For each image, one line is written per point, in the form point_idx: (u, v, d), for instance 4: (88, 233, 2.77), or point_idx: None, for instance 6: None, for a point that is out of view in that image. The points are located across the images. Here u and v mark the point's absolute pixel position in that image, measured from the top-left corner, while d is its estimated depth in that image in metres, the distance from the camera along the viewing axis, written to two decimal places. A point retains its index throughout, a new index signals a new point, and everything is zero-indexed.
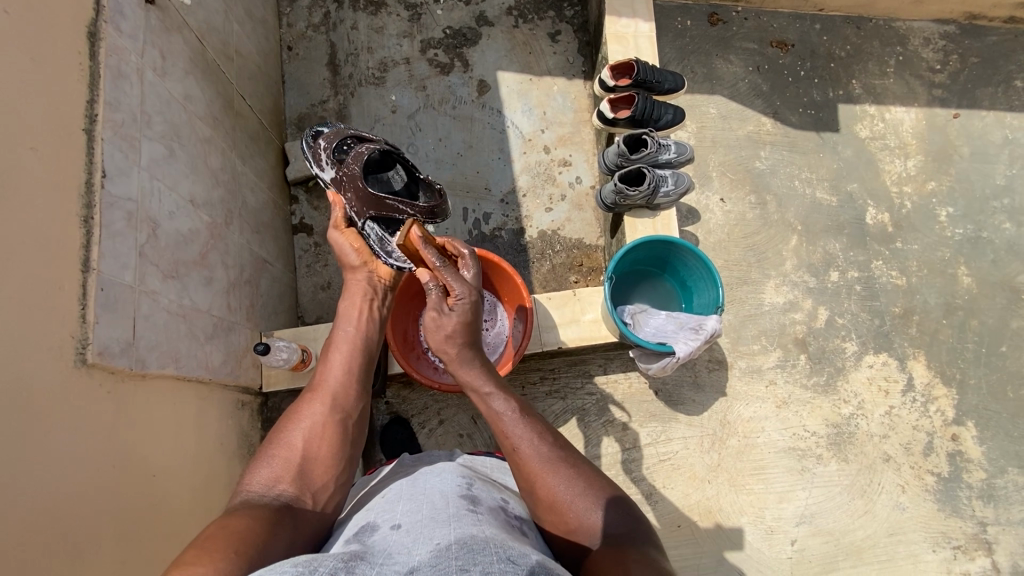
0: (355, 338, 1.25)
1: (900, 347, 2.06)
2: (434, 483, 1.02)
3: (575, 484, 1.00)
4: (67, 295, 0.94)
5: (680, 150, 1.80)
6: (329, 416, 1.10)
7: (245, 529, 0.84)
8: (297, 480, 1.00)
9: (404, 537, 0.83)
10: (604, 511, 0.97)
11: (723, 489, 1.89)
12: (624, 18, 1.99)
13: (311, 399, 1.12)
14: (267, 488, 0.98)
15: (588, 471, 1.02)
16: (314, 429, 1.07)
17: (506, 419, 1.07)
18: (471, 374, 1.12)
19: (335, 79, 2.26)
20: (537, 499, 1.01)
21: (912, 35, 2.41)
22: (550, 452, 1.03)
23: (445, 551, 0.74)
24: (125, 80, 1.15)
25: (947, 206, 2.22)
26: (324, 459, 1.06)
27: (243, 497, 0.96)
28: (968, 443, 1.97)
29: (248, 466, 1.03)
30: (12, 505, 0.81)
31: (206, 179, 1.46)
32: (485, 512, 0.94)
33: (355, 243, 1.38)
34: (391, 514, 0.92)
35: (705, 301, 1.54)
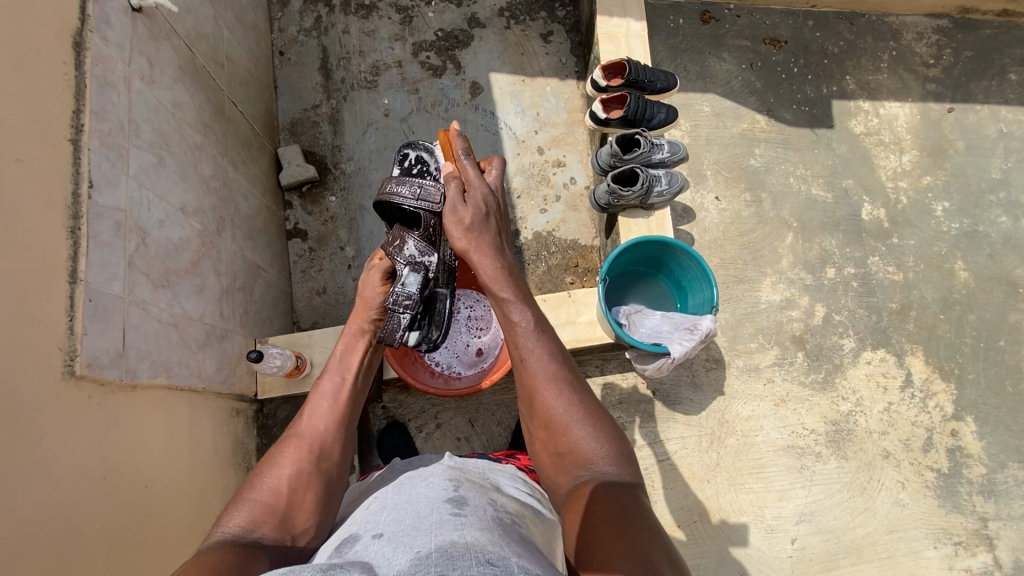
0: (344, 389, 1.24)
1: (898, 343, 2.05)
2: (418, 488, 1.01)
3: (580, 422, 1.05)
4: (54, 306, 0.94)
5: (673, 149, 1.79)
6: (313, 463, 1.10)
7: (225, 564, 0.84)
8: (278, 524, 0.98)
9: (384, 547, 0.82)
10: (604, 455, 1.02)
11: (722, 488, 1.88)
12: (615, 18, 1.98)
13: (294, 446, 1.12)
14: (244, 531, 0.96)
15: (595, 412, 1.08)
16: (298, 474, 1.07)
17: (523, 325, 1.16)
18: (484, 266, 1.21)
19: (327, 83, 2.25)
20: (562, 454, 1.05)
21: (905, 29, 2.40)
22: (580, 405, 1.08)
23: (424, 558, 0.74)
24: (112, 89, 1.15)
25: (943, 201, 2.21)
26: (307, 505, 1.03)
27: (219, 537, 0.93)
28: (967, 438, 1.96)
29: (225, 509, 1.01)
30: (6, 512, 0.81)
31: (196, 187, 1.45)
32: (471, 509, 0.92)
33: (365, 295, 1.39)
34: (374, 525, 0.91)
35: (699, 301, 1.53)
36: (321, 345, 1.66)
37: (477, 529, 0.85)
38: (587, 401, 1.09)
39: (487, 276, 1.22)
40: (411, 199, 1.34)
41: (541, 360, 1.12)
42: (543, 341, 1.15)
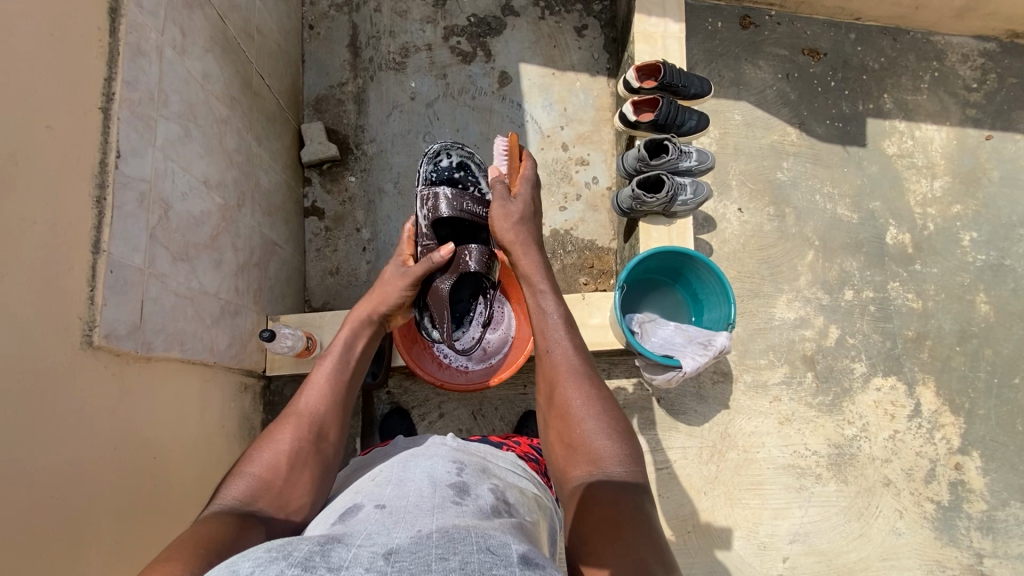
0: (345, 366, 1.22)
1: (909, 372, 2.02)
2: (421, 465, 0.97)
3: (591, 405, 1.11)
4: (76, 276, 0.94)
5: (702, 158, 1.75)
6: (310, 441, 1.06)
7: (218, 530, 0.84)
8: (273, 500, 0.96)
9: (386, 519, 0.79)
10: (612, 443, 1.07)
11: (719, 502, 1.88)
12: (653, 17, 1.94)
13: (294, 422, 1.08)
14: (242, 503, 0.94)
15: (609, 402, 1.13)
16: (296, 453, 1.03)
17: (554, 323, 1.26)
18: (530, 262, 1.35)
19: (355, 62, 2.23)
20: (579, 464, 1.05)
21: (949, 50, 2.33)
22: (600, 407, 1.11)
23: (425, 537, 0.71)
24: (144, 57, 1.14)
25: (972, 231, 2.16)
26: (303, 484, 1.01)
27: (216, 509, 0.92)
28: (971, 473, 1.95)
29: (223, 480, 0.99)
30: (22, 470, 0.83)
31: (220, 161, 1.45)
32: (472, 496, 0.89)
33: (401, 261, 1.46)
34: (377, 496, 0.88)
35: (716, 316, 1.50)
36: (332, 326, 1.66)
37: (479, 518, 0.81)
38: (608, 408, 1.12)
39: (530, 265, 1.35)
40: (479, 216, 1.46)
41: (567, 368, 1.18)
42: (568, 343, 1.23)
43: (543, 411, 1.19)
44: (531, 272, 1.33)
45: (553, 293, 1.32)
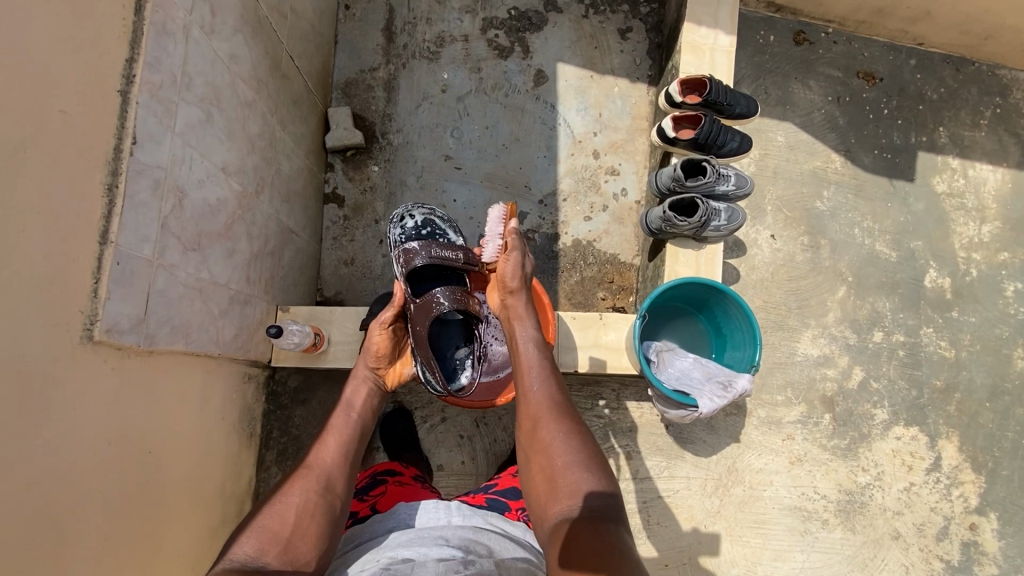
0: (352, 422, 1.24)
1: (933, 423, 1.94)
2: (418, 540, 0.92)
3: (570, 439, 1.11)
4: (81, 267, 0.90)
5: (740, 182, 1.67)
6: (319, 491, 1.05)
7: None
8: (283, 552, 0.93)
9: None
10: (590, 477, 1.05)
11: (719, 537, 1.83)
12: (703, 27, 1.84)
13: (303, 476, 1.08)
14: (251, 555, 0.92)
15: (586, 437, 1.12)
16: (305, 503, 1.02)
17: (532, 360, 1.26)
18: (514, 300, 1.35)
19: (389, 47, 2.16)
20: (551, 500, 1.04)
21: (1015, 86, 2.19)
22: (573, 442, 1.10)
23: None
24: (170, 38, 1.09)
25: (1016, 281, 2.05)
26: (313, 533, 0.98)
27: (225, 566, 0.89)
28: (986, 535, 1.87)
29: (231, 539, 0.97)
30: (16, 470, 0.80)
31: (241, 146, 1.41)
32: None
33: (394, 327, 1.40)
34: None
35: (739, 356, 1.42)
36: (341, 323, 1.63)
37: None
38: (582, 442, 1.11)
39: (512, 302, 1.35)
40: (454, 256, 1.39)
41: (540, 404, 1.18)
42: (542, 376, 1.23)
43: (523, 450, 1.17)
44: (512, 308, 1.34)
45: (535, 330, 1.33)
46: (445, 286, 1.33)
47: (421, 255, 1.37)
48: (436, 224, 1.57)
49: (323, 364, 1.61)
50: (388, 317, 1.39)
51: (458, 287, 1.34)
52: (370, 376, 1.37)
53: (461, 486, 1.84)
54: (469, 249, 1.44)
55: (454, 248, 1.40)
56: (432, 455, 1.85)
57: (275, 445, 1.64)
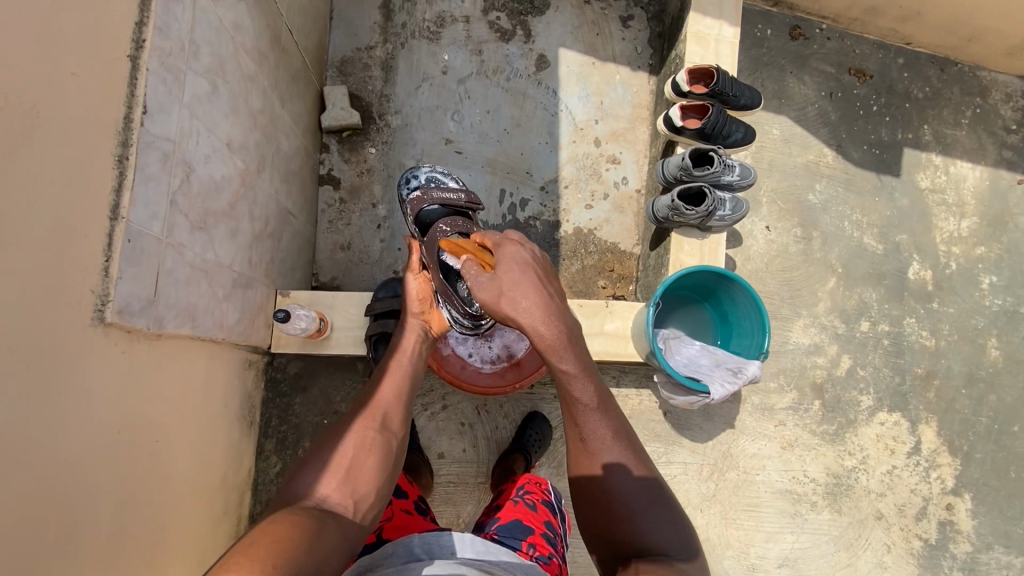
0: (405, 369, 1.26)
1: (914, 409, 2.02)
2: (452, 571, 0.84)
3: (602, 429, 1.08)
4: (92, 244, 0.85)
5: (744, 173, 1.69)
6: (377, 433, 1.10)
7: (290, 532, 0.81)
8: (343, 485, 0.99)
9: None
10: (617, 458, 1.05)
11: (713, 520, 1.88)
12: (709, 18, 1.85)
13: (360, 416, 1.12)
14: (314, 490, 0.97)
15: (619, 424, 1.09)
16: (362, 444, 1.06)
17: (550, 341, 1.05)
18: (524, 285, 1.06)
19: (386, 25, 2.09)
20: (587, 492, 1.05)
21: (994, 88, 2.29)
22: (616, 431, 1.08)
23: None
24: (178, 2, 1.02)
25: (992, 274, 2.15)
26: (369, 469, 1.04)
27: (288, 498, 0.96)
28: (960, 514, 1.97)
29: (292, 471, 1.03)
30: (25, 463, 0.76)
31: (244, 121, 1.34)
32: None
33: (422, 291, 1.39)
34: None
35: (746, 344, 1.45)
36: (345, 308, 1.58)
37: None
38: (620, 427, 1.09)
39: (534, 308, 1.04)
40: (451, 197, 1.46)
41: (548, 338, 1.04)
42: (580, 363, 1.07)
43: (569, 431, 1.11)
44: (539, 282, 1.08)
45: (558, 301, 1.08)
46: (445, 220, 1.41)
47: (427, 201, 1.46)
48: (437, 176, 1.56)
49: (327, 350, 1.57)
50: (416, 264, 1.42)
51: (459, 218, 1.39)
52: (415, 322, 1.36)
53: (462, 474, 1.83)
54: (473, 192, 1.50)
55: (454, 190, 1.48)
56: (433, 443, 1.84)
57: (273, 434, 1.60)
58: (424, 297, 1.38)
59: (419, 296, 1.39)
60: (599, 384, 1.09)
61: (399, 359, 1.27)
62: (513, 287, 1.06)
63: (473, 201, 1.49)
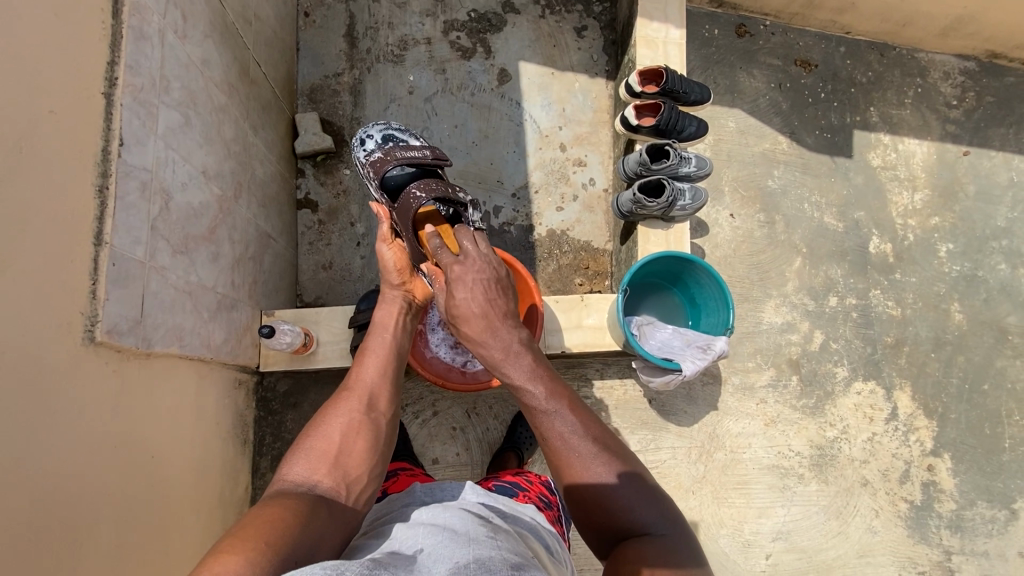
0: (390, 346, 1.27)
1: (888, 377, 2.11)
2: (455, 513, 0.93)
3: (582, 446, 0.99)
4: (78, 270, 0.91)
5: (700, 164, 1.78)
6: (364, 415, 1.12)
7: (285, 518, 0.84)
8: (334, 471, 1.01)
9: (424, 558, 0.77)
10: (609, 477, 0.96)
11: (706, 501, 1.93)
12: (655, 22, 1.96)
13: (346, 398, 1.14)
14: (304, 476, 0.99)
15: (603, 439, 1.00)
16: (350, 426, 1.08)
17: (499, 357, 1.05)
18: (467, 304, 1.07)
19: (352, 52, 2.18)
20: (566, 489, 0.99)
21: (933, 67, 2.42)
22: (600, 448, 0.99)
23: (463, 567, 0.72)
24: (147, 42, 1.09)
25: (948, 242, 2.26)
26: (359, 452, 1.06)
27: (280, 486, 0.97)
28: (942, 473, 2.04)
29: (283, 459, 1.03)
30: (26, 475, 0.81)
31: (218, 150, 1.41)
32: (506, 539, 0.88)
33: (398, 262, 1.40)
34: (413, 537, 0.84)
35: (714, 321, 1.57)
36: (329, 323, 1.63)
37: (513, 552, 0.83)
38: (601, 435, 1.00)
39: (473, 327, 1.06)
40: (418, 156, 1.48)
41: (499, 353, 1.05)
42: (530, 369, 1.04)
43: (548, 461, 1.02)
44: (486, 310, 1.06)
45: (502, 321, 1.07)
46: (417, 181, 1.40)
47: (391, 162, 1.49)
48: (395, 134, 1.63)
49: (314, 365, 1.62)
50: (386, 232, 1.42)
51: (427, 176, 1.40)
52: (396, 293, 1.38)
53: (457, 477, 1.87)
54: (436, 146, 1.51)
55: (418, 148, 1.50)
56: (426, 449, 1.87)
57: (268, 452, 1.63)
58: (402, 267, 1.40)
59: (397, 267, 1.40)
60: (567, 400, 1.03)
61: (380, 334, 1.29)
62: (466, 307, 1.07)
63: (440, 157, 1.50)
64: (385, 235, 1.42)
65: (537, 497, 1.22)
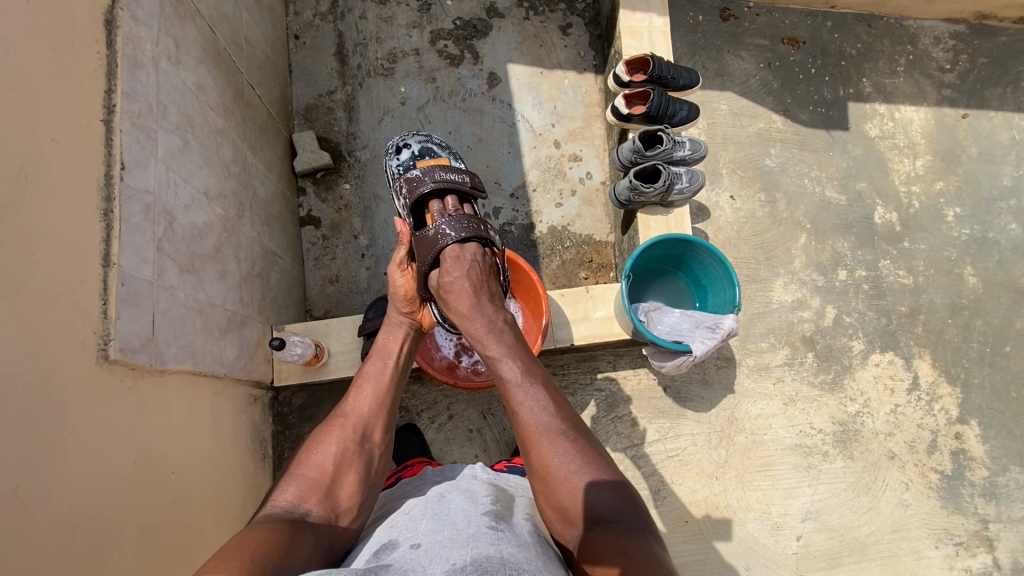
0: (388, 372, 1.29)
1: (906, 346, 2.07)
2: (457, 500, 1.02)
3: (549, 419, 1.07)
4: (88, 290, 0.94)
5: (695, 147, 1.78)
6: (357, 444, 1.16)
7: (269, 544, 0.88)
8: (323, 502, 1.05)
9: (421, 556, 0.84)
10: (574, 458, 1.04)
11: (730, 486, 1.90)
12: (638, 13, 1.97)
13: (341, 426, 1.17)
14: (293, 505, 1.03)
15: (572, 423, 1.08)
16: (343, 455, 1.13)
17: (482, 332, 1.15)
18: (457, 286, 1.17)
19: (343, 69, 2.22)
20: (532, 468, 1.06)
21: (922, 34, 2.40)
22: (566, 428, 1.07)
23: (460, 568, 0.78)
24: (142, 69, 1.13)
25: (955, 206, 2.23)
26: (350, 485, 1.11)
27: (269, 512, 1.01)
28: (970, 441, 2.00)
29: (276, 483, 1.09)
30: (50, 488, 0.83)
31: (219, 171, 1.44)
32: (508, 529, 0.93)
33: (409, 290, 1.36)
34: (413, 533, 0.92)
35: (721, 300, 1.58)
36: (338, 333, 1.65)
37: (512, 547, 0.87)
38: (568, 420, 1.08)
39: (462, 305, 1.16)
40: (454, 181, 1.41)
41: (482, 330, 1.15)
42: (509, 347, 1.14)
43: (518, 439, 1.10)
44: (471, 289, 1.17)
45: (486, 302, 1.17)
46: (449, 217, 1.25)
47: (426, 182, 1.40)
48: (434, 149, 1.65)
49: (327, 376, 1.63)
50: (403, 257, 1.38)
51: (472, 214, 1.27)
52: (404, 319, 1.37)
53: None
54: (475, 175, 1.46)
55: (458, 172, 1.43)
56: (445, 453, 1.87)
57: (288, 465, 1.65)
58: (411, 296, 1.36)
59: (406, 294, 1.37)
60: (542, 381, 1.12)
61: (380, 357, 1.31)
62: (456, 289, 1.17)
63: (477, 187, 1.44)
64: (399, 258, 1.37)
65: None
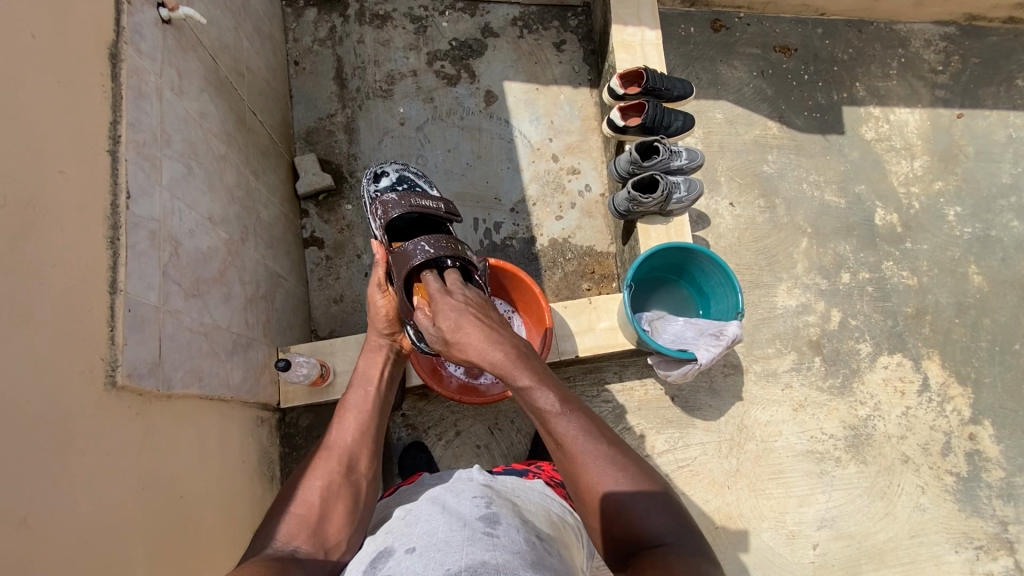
0: (368, 400, 1.31)
1: (913, 347, 2.06)
2: (454, 502, 1.01)
3: (580, 431, 1.05)
4: (96, 317, 0.95)
5: (692, 156, 1.80)
6: (343, 475, 1.16)
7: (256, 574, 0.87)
8: (313, 536, 1.04)
9: (416, 563, 0.84)
10: (614, 470, 1.01)
11: (744, 494, 1.88)
12: (630, 27, 2.01)
13: (325, 460, 1.18)
14: (286, 540, 1.03)
15: (606, 436, 1.06)
16: (330, 486, 1.13)
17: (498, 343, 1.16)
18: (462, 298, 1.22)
19: (343, 93, 2.26)
20: (569, 478, 1.04)
21: (913, 37, 2.43)
22: (601, 442, 1.04)
23: None
24: (146, 99, 1.16)
25: (955, 206, 2.23)
26: (340, 517, 1.09)
27: (263, 551, 1.00)
28: (985, 441, 1.97)
29: (266, 524, 1.08)
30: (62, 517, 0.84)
31: (222, 197, 1.46)
32: (505, 531, 0.92)
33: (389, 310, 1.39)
34: (408, 538, 0.92)
35: (723, 307, 1.59)
36: (343, 353, 1.67)
37: (508, 551, 0.86)
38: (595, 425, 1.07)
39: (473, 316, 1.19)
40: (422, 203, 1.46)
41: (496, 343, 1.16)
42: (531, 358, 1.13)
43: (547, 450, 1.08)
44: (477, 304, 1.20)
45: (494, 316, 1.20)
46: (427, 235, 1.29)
47: (399, 206, 1.43)
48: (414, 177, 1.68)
49: (333, 396, 1.64)
50: (381, 278, 1.40)
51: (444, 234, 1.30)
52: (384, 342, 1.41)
53: None
54: (451, 201, 1.50)
55: (433, 198, 1.47)
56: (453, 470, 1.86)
57: None
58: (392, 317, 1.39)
59: (387, 315, 1.39)
60: (563, 391, 1.09)
61: (359, 385, 1.34)
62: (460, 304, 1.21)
63: (452, 212, 1.50)
64: (381, 278, 1.41)
65: (549, 477, 1.34)
